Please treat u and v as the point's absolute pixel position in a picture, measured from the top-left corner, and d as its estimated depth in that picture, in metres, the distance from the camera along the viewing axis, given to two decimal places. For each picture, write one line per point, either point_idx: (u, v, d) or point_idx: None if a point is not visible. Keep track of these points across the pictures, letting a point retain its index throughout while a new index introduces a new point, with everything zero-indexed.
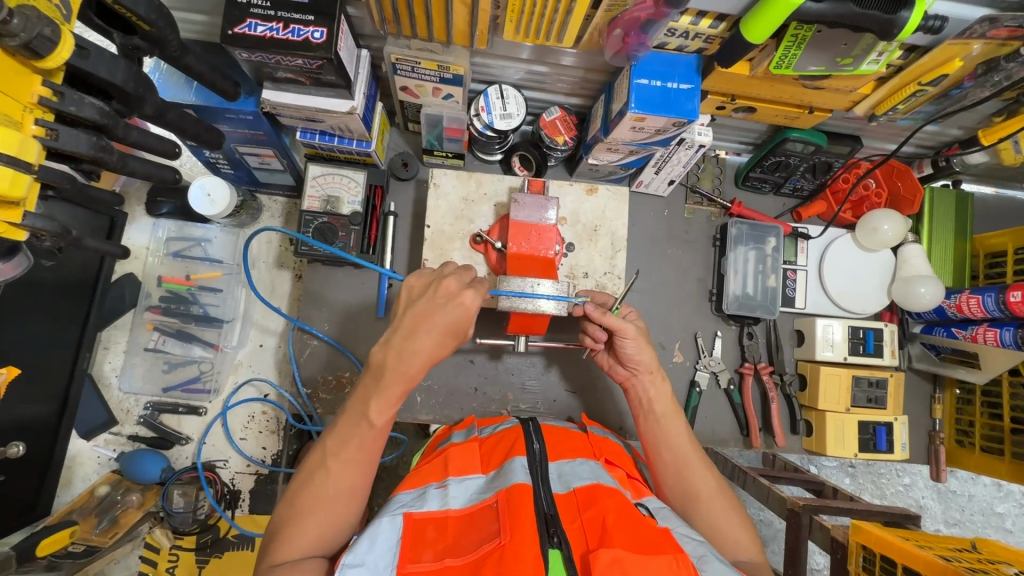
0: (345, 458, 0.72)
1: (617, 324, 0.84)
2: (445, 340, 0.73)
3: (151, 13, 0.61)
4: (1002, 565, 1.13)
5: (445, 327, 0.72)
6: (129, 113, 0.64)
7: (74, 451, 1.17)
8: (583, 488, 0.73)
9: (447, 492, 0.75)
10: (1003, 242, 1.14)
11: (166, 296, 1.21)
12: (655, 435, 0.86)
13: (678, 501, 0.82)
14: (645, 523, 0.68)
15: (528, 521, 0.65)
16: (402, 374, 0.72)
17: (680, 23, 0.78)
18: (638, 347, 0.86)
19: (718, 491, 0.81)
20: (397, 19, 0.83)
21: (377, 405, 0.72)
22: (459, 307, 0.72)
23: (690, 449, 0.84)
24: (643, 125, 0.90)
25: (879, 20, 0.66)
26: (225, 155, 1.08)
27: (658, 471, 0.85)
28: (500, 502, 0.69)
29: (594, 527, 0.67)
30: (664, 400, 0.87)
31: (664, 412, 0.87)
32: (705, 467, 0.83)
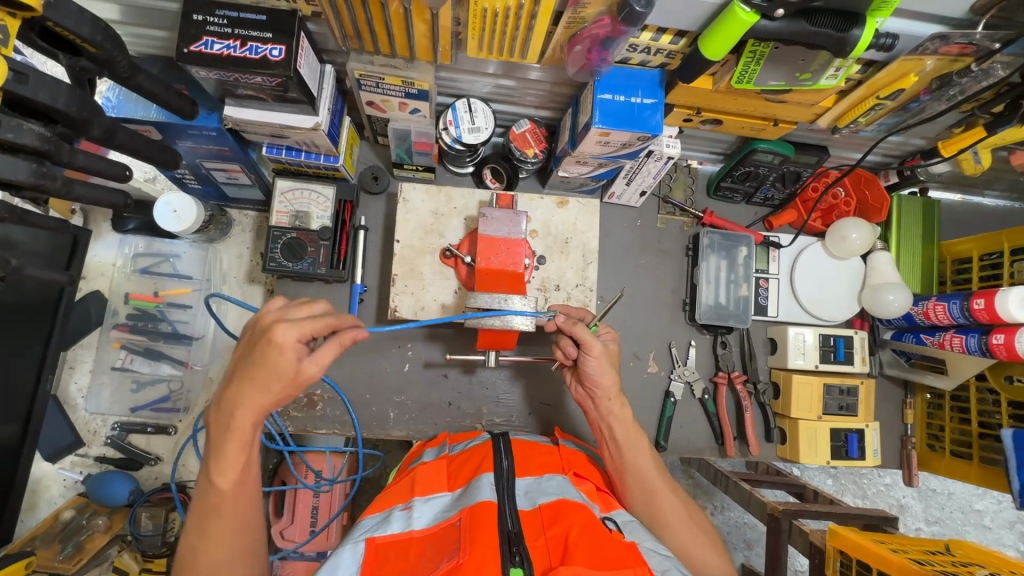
0: (215, 533, 0.68)
1: (585, 339, 0.83)
2: (281, 385, 0.65)
3: (97, 35, 0.60)
4: (976, 567, 1.14)
5: (270, 374, 0.64)
6: (76, 136, 0.63)
7: (39, 473, 1.15)
8: (548, 503, 0.73)
9: (411, 513, 0.74)
10: (969, 249, 1.16)
11: (133, 313, 1.18)
12: (620, 463, 0.86)
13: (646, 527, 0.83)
14: (610, 538, 0.67)
15: (490, 541, 0.65)
16: (231, 432, 0.67)
17: (641, 39, 0.78)
18: (599, 366, 0.86)
19: (687, 515, 0.82)
20: (359, 35, 0.82)
21: (229, 469, 0.68)
22: (275, 349, 0.63)
23: (656, 475, 0.84)
24: (609, 139, 0.90)
25: (832, 39, 0.66)
26: (191, 170, 1.06)
27: (626, 498, 0.85)
28: (463, 520, 0.68)
29: (557, 544, 0.67)
30: (625, 425, 0.87)
31: (626, 438, 0.87)
32: (671, 491, 0.83)
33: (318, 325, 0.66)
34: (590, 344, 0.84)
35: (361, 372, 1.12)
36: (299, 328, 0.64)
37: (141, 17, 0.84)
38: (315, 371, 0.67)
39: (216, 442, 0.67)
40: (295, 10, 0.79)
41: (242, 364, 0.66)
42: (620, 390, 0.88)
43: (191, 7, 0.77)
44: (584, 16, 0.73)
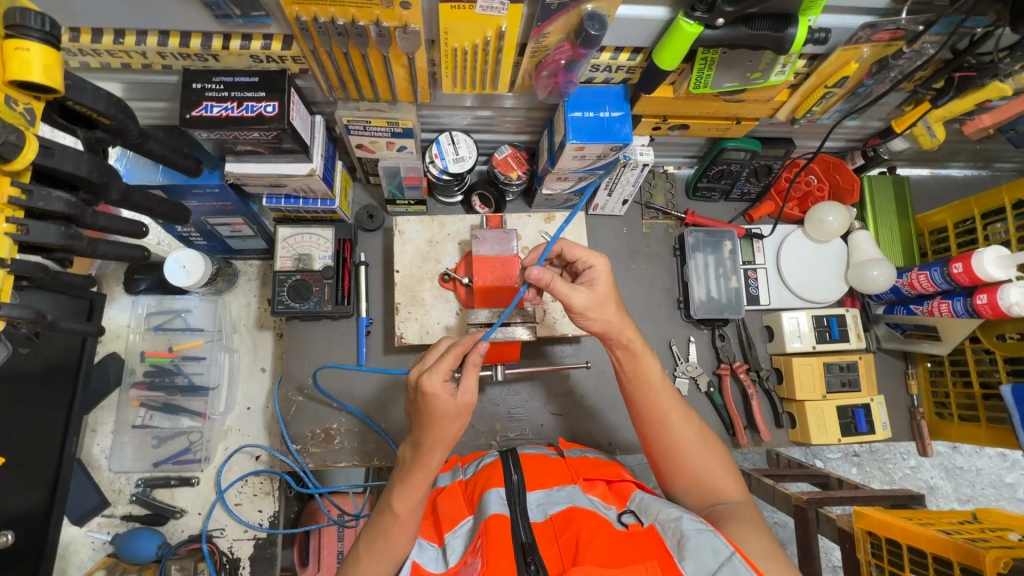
0: (379, 553, 0.76)
1: (566, 288, 0.79)
2: (450, 421, 0.72)
3: (111, 108, 0.66)
4: (1006, 532, 1.13)
5: (434, 415, 0.71)
6: (96, 201, 0.69)
7: (68, 538, 1.16)
8: (559, 513, 0.75)
9: (444, 551, 0.77)
10: (943, 219, 1.20)
11: (150, 370, 1.24)
12: (632, 392, 0.84)
13: (660, 455, 0.82)
14: (620, 536, 0.70)
15: (506, 557, 0.68)
16: (418, 466, 0.74)
17: (602, 59, 0.86)
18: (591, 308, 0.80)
19: (700, 444, 0.82)
20: (344, 85, 0.90)
21: (411, 498, 0.75)
22: (427, 394, 0.70)
23: (666, 399, 0.83)
24: (584, 153, 0.96)
25: (771, 39, 0.73)
26: (197, 228, 1.13)
27: (641, 432, 0.85)
28: (480, 538, 0.72)
29: (570, 549, 0.70)
30: (632, 348, 0.83)
31: (635, 365, 0.83)
32: (685, 420, 0.82)
33: (451, 361, 0.72)
34: (593, 272, 0.83)
35: (375, 400, 1.15)
36: (440, 370, 0.71)
37: (144, 91, 0.92)
38: (471, 398, 0.73)
39: (403, 472, 0.75)
40: (284, 69, 0.86)
41: (420, 419, 0.73)
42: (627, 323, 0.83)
43: (190, 77, 0.84)
44: (546, 44, 0.80)
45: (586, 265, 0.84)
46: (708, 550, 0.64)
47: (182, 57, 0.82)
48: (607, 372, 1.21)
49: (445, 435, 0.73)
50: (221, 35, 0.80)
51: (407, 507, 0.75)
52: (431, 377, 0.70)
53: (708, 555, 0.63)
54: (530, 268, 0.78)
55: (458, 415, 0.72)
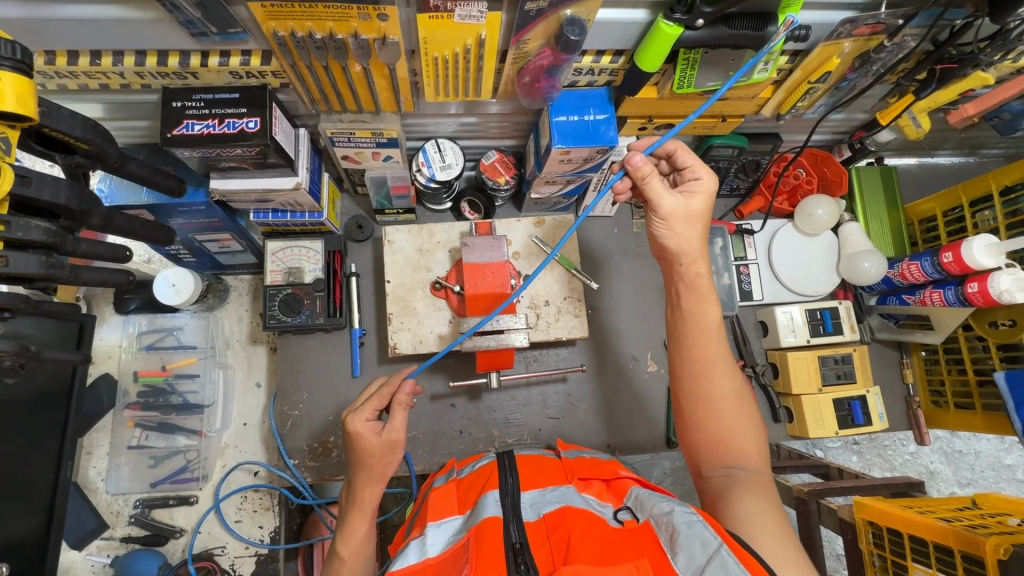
0: None
1: (656, 192, 0.81)
2: (377, 456, 0.80)
3: (88, 133, 0.65)
4: (1006, 517, 1.14)
5: (363, 452, 0.80)
6: (78, 227, 0.68)
7: (68, 563, 1.16)
8: (551, 513, 0.75)
9: (425, 541, 0.75)
10: (932, 208, 1.21)
11: (144, 390, 1.23)
12: (678, 331, 0.85)
13: (691, 399, 0.82)
14: (613, 536, 0.69)
15: (496, 556, 0.67)
16: (357, 507, 0.81)
17: (584, 63, 0.85)
18: (672, 224, 0.82)
19: (735, 400, 0.81)
20: (326, 98, 0.89)
21: (355, 540, 0.80)
22: (354, 432, 0.80)
23: (714, 345, 0.83)
24: (570, 157, 0.95)
25: (751, 38, 0.73)
26: (185, 245, 1.12)
27: (677, 375, 0.84)
28: (470, 539, 0.70)
29: (560, 547, 0.69)
30: (689, 288, 0.84)
31: (692, 304, 0.83)
32: (727, 373, 0.82)
33: (376, 402, 0.83)
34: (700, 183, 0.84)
35: None
36: (364, 411, 0.81)
37: (125, 111, 0.91)
38: (398, 434, 0.81)
39: (345, 515, 0.82)
40: (264, 84, 0.85)
41: (352, 461, 0.82)
42: (703, 253, 0.84)
43: (170, 95, 0.83)
44: (527, 51, 0.80)
45: (693, 176, 0.86)
46: (698, 542, 0.62)
47: (161, 75, 0.81)
48: (603, 372, 1.21)
49: (375, 472, 0.81)
50: (199, 53, 0.79)
51: (352, 550, 0.80)
52: (355, 418, 0.81)
53: (698, 548, 0.62)
54: (633, 154, 0.79)
55: (384, 451, 0.80)
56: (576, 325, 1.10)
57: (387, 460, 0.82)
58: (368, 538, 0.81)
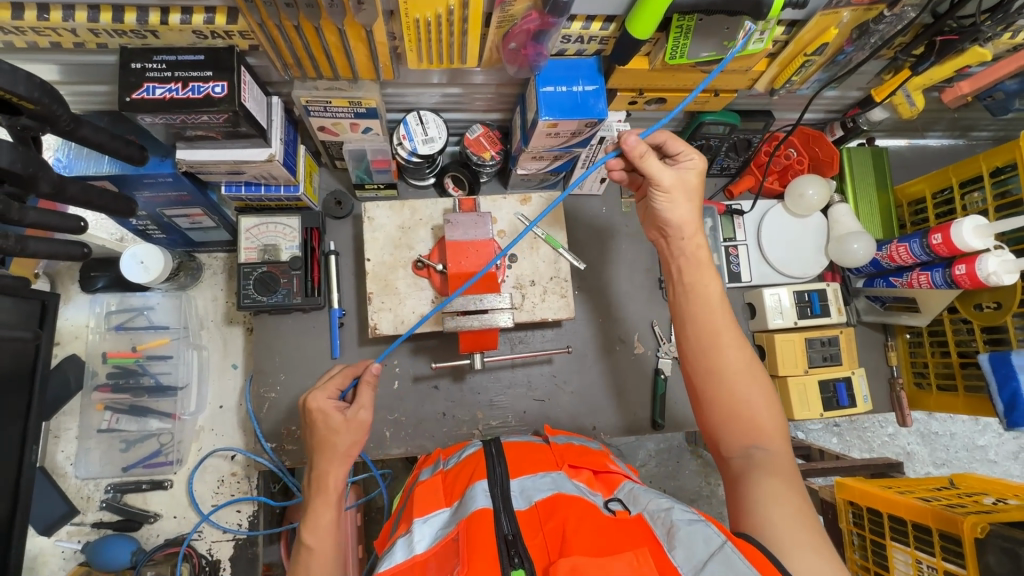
0: None
1: (654, 169, 0.81)
2: (343, 433, 0.81)
3: (33, 92, 0.60)
4: (981, 496, 1.15)
5: (326, 431, 0.81)
6: (26, 194, 0.63)
7: (36, 549, 1.12)
8: (544, 500, 0.73)
9: (411, 538, 0.73)
10: (922, 189, 1.19)
11: (113, 371, 1.17)
12: (687, 306, 0.84)
13: (703, 377, 0.80)
14: (606, 525, 0.68)
15: (488, 551, 0.65)
16: (322, 490, 0.79)
17: (572, 30, 0.81)
18: (671, 202, 0.84)
19: (746, 373, 0.79)
20: (299, 63, 0.84)
21: (322, 527, 0.76)
22: (319, 412, 0.82)
23: (721, 321, 0.81)
24: (558, 130, 0.92)
25: (747, 3, 0.70)
26: (153, 220, 1.06)
27: (687, 350, 0.83)
28: (461, 533, 0.69)
29: (555, 537, 0.67)
30: (692, 263, 0.85)
31: (694, 278, 0.84)
32: (736, 345, 0.80)
33: (335, 385, 0.85)
34: (683, 164, 0.85)
35: None
36: (325, 391, 0.84)
37: (82, 74, 0.85)
38: (361, 413, 0.83)
39: (309, 502, 0.78)
40: (232, 46, 0.80)
41: (316, 444, 0.82)
42: (697, 230, 0.85)
43: (128, 56, 0.78)
44: (513, 13, 0.75)
45: (686, 161, 0.84)
46: (700, 539, 0.63)
47: (117, 34, 0.75)
48: (590, 355, 1.19)
49: (340, 452, 0.80)
50: (158, 9, 0.73)
51: (320, 537, 0.75)
52: (316, 398, 0.83)
53: (700, 545, 0.63)
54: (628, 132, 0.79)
55: (349, 428, 0.81)
56: (562, 306, 1.07)
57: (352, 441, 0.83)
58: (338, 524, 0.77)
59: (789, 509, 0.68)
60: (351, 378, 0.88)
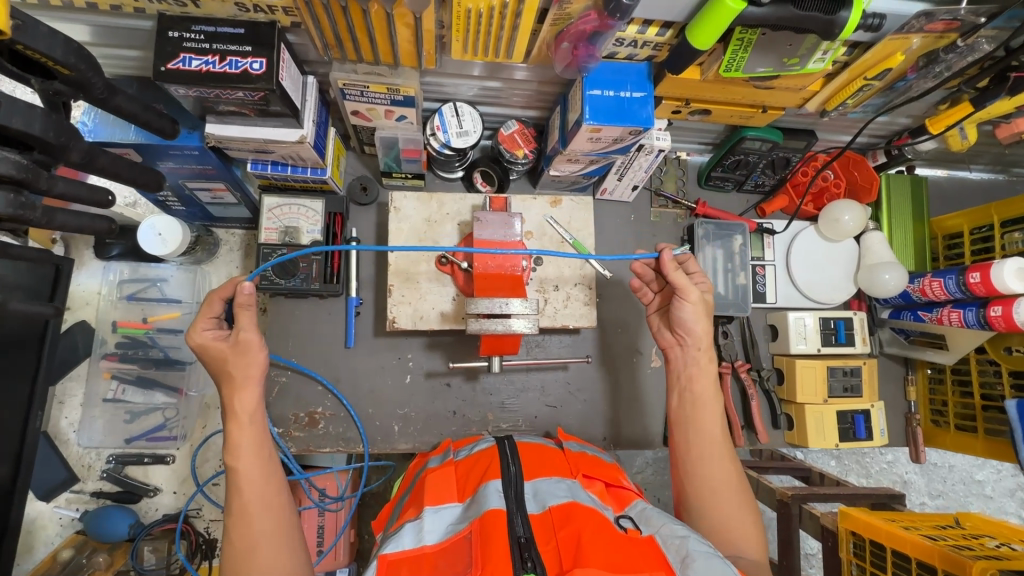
0: (245, 512, 0.72)
1: (683, 282, 0.87)
2: (233, 359, 0.79)
3: (69, 57, 0.57)
4: (987, 538, 1.13)
5: (218, 366, 0.80)
6: (54, 163, 0.61)
7: (34, 514, 1.12)
8: (558, 506, 0.71)
9: (422, 526, 0.72)
10: (960, 224, 1.16)
11: (123, 342, 1.15)
12: (685, 414, 0.88)
13: (696, 487, 0.83)
14: (622, 541, 0.66)
15: (501, 551, 0.63)
16: (229, 417, 0.78)
17: (628, 33, 0.78)
18: (695, 314, 0.89)
19: (737, 487, 0.83)
20: (341, 44, 0.81)
21: (246, 449, 0.76)
22: (210, 349, 0.79)
23: (719, 436, 0.86)
24: (600, 135, 0.89)
25: (820, 22, 0.66)
26: (174, 192, 1.04)
27: (681, 457, 0.87)
28: (474, 532, 0.67)
29: (569, 545, 0.65)
30: (704, 378, 0.90)
31: (702, 390, 0.89)
32: (729, 459, 0.84)
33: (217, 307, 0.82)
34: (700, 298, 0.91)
35: (362, 386, 1.10)
36: (210, 325, 0.81)
37: (114, 36, 0.82)
38: (250, 334, 0.80)
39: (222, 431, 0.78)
40: (274, 21, 0.77)
41: (217, 376, 0.81)
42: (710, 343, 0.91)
43: (166, 23, 0.75)
44: (570, 12, 0.72)
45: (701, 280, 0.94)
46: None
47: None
48: (605, 365, 1.17)
49: (239, 375, 0.79)
50: None
51: (246, 460, 0.75)
52: (195, 334, 0.80)
53: None
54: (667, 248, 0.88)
55: (238, 352, 0.79)
56: (584, 314, 1.05)
57: (251, 365, 0.80)
58: (259, 441, 0.77)
59: None
60: (223, 301, 0.82)
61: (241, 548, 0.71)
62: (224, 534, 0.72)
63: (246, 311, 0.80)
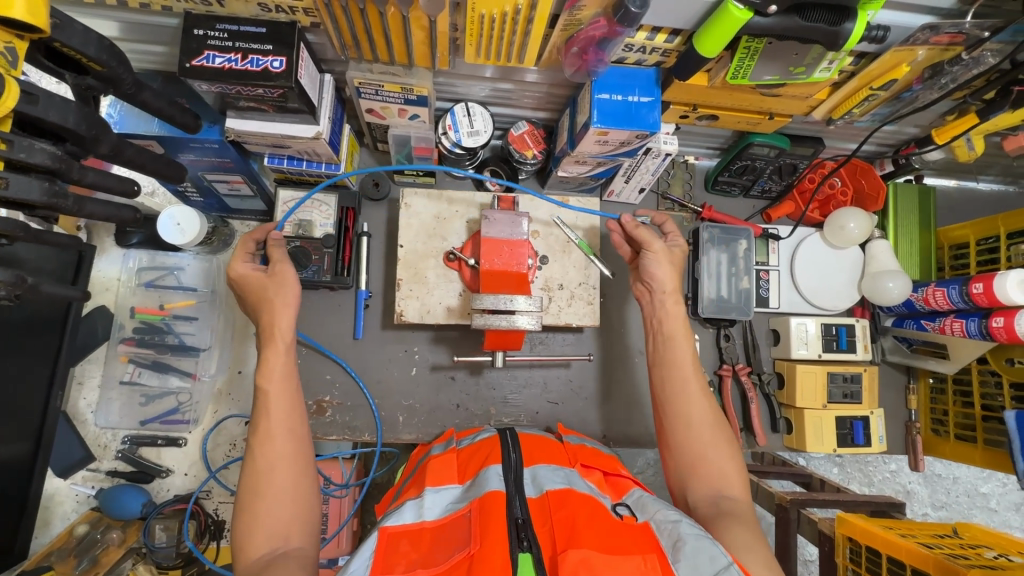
0: (272, 433, 0.76)
1: (647, 237, 0.93)
2: (273, 287, 0.85)
3: (102, 54, 0.60)
4: (984, 549, 1.13)
5: (264, 292, 0.85)
6: (85, 154, 0.64)
7: (51, 490, 1.16)
8: (555, 491, 0.73)
9: (422, 504, 0.75)
10: (966, 234, 1.16)
11: (140, 327, 1.20)
12: (661, 356, 0.91)
13: (674, 425, 0.84)
14: (616, 526, 0.68)
15: (499, 529, 0.66)
16: (269, 341, 0.82)
17: (636, 39, 0.80)
18: (658, 261, 0.93)
19: (713, 423, 0.83)
20: (357, 44, 0.83)
21: (277, 373, 0.80)
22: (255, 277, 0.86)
23: (693, 377, 0.87)
24: (607, 138, 0.90)
25: (825, 33, 0.68)
26: (193, 183, 1.07)
27: (660, 401, 0.88)
28: (473, 511, 0.70)
29: (563, 526, 0.67)
30: (675, 321, 0.91)
31: (672, 332, 0.91)
32: (704, 397, 0.85)
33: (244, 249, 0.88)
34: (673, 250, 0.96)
35: (369, 378, 1.13)
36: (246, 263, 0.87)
37: (141, 32, 0.85)
38: (290, 270, 0.87)
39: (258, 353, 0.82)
40: (294, 21, 0.80)
41: (256, 303, 0.86)
42: (676, 287, 0.93)
43: (192, 22, 0.78)
44: (580, 18, 0.74)
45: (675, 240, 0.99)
46: (705, 557, 0.63)
47: None
48: (609, 364, 1.19)
49: (286, 302, 0.85)
50: None
51: (276, 383, 0.79)
52: (234, 267, 0.87)
53: (705, 561, 0.63)
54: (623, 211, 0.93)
55: (274, 280, 0.85)
56: (588, 313, 1.07)
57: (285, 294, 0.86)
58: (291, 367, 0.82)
59: (754, 550, 0.68)
60: (255, 242, 0.90)
61: (262, 467, 0.74)
62: (248, 453, 0.75)
63: (279, 247, 0.90)
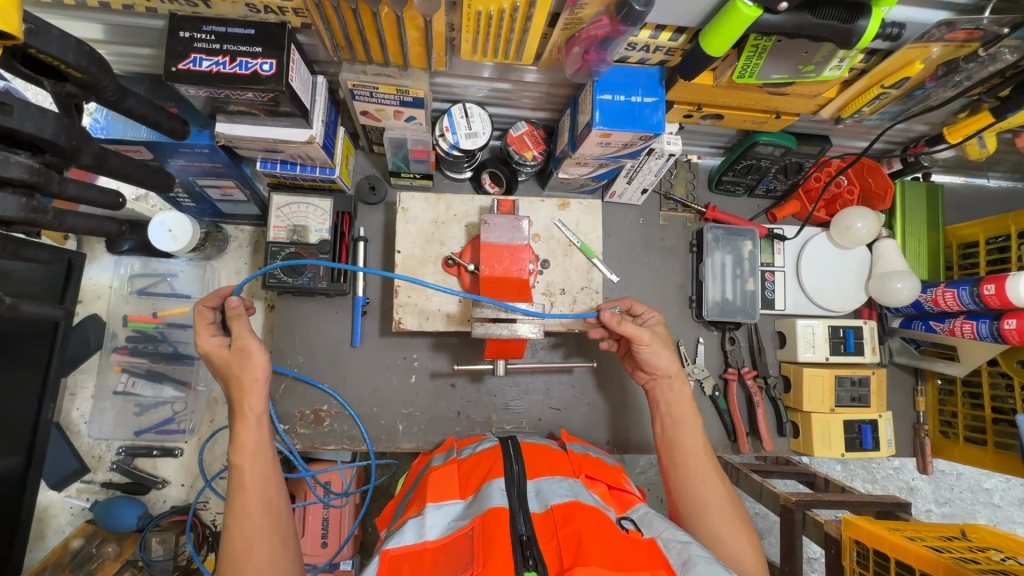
0: (247, 509, 0.74)
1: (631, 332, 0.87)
2: (241, 365, 0.80)
3: (81, 60, 0.57)
4: (992, 552, 1.11)
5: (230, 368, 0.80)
6: (66, 165, 0.61)
7: (46, 502, 1.14)
8: (560, 505, 0.71)
9: (423, 522, 0.73)
10: (975, 233, 1.14)
11: (133, 336, 1.17)
12: (669, 438, 0.88)
13: (688, 509, 0.82)
14: (623, 541, 0.66)
15: (503, 548, 0.63)
16: (239, 419, 0.78)
17: (640, 38, 0.77)
18: (656, 351, 0.90)
19: (728, 502, 0.82)
20: (350, 45, 0.80)
21: (250, 449, 0.77)
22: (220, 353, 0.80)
23: (704, 458, 0.85)
24: (610, 140, 0.88)
25: (837, 31, 0.65)
26: (185, 189, 1.04)
27: (671, 483, 0.86)
28: (475, 529, 0.67)
29: (570, 544, 0.65)
30: (682, 403, 0.90)
31: (681, 415, 0.89)
32: (716, 476, 0.83)
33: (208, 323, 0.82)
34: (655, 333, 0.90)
35: (367, 386, 1.11)
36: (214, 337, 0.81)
37: (126, 34, 0.82)
38: (255, 343, 0.80)
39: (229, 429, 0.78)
40: (284, 22, 0.77)
41: (223, 377, 0.81)
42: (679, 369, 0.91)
43: (178, 23, 0.75)
44: (582, 16, 0.71)
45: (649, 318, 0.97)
46: None
47: None
48: (612, 369, 1.16)
49: (253, 377, 0.79)
50: None
51: (250, 460, 0.76)
52: (200, 342, 0.80)
53: None
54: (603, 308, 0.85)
55: (239, 357, 0.80)
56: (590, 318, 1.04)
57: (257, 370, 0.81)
58: (264, 442, 0.79)
59: None
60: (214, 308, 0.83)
61: (239, 548, 0.72)
62: (225, 532, 0.73)
63: (240, 320, 0.81)
